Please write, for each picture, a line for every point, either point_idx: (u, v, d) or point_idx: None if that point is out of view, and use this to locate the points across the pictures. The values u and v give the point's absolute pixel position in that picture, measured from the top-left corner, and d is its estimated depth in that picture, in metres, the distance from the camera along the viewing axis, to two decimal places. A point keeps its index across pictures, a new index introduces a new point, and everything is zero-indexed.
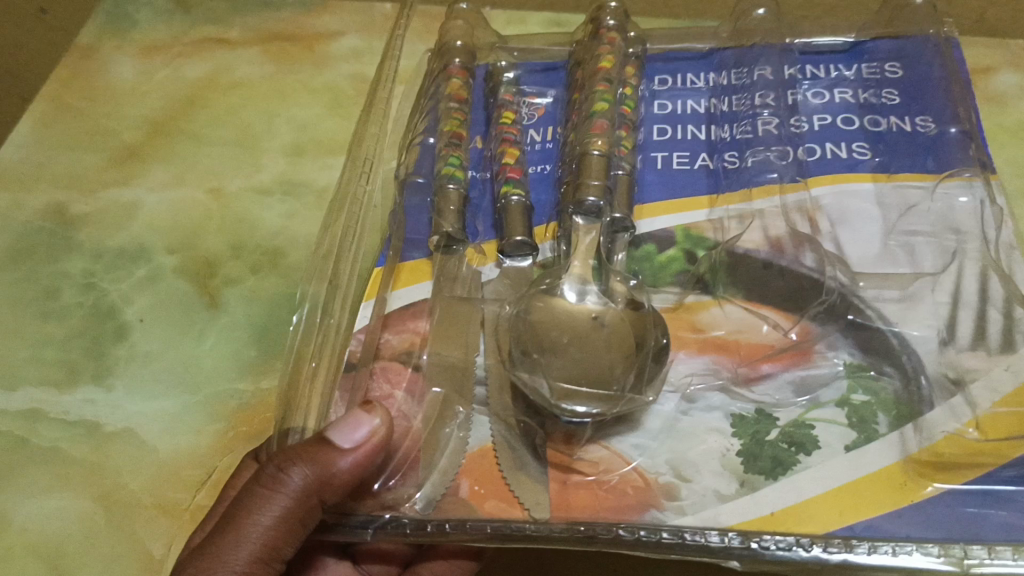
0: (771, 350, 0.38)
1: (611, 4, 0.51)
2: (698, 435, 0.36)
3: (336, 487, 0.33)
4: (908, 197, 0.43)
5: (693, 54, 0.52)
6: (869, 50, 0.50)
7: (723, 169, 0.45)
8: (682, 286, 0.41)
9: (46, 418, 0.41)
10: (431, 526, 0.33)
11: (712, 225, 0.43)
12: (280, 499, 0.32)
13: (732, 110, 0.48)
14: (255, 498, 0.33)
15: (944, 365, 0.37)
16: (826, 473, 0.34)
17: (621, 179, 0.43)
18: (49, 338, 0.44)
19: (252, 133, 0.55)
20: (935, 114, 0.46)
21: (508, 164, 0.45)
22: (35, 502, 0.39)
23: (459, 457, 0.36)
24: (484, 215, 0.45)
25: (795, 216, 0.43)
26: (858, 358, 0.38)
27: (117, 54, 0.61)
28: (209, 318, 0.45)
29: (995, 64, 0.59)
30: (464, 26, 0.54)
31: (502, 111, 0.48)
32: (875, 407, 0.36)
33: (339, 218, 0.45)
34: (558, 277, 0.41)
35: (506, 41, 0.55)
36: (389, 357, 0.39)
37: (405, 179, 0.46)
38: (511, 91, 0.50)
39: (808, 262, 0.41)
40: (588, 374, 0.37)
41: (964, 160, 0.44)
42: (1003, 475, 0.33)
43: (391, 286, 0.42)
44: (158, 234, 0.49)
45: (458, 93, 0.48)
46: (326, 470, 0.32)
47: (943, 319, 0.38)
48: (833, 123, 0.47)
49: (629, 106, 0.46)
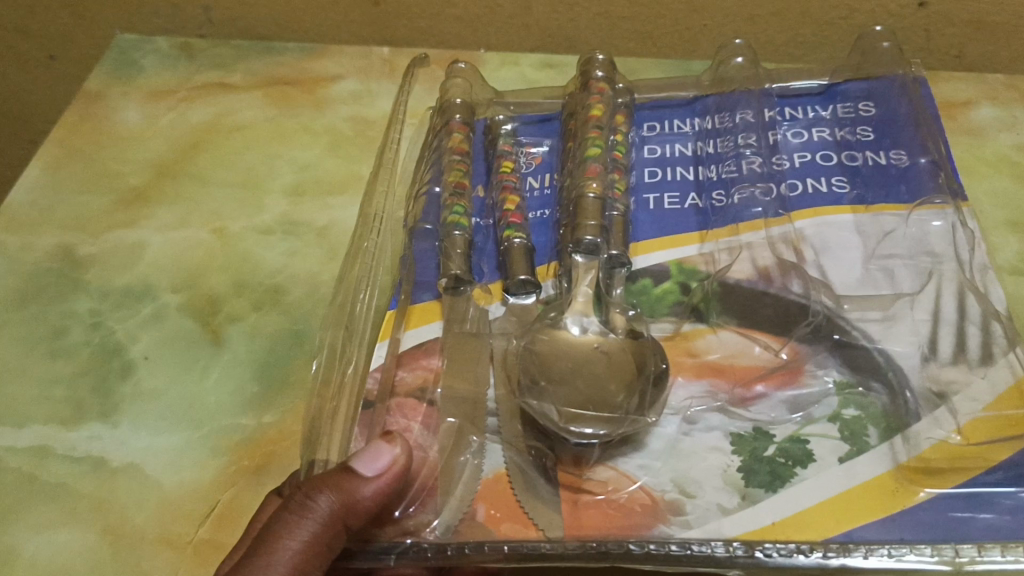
0: (762, 372, 0.39)
1: (599, 57, 0.53)
2: (696, 455, 0.37)
3: (360, 514, 0.34)
4: (885, 223, 0.45)
5: (678, 102, 0.54)
6: (841, 92, 0.52)
7: (711, 207, 0.47)
8: (677, 316, 0.42)
9: (54, 454, 0.42)
10: (450, 548, 0.34)
11: (703, 259, 0.44)
12: (308, 524, 0.33)
13: (717, 152, 0.50)
14: (283, 524, 0.34)
15: (926, 379, 0.38)
16: (821, 484, 0.35)
17: (616, 221, 0.45)
18: (57, 376, 0.46)
19: (254, 173, 0.57)
20: (907, 147, 0.48)
21: (508, 209, 0.46)
22: (44, 537, 0.40)
23: (475, 483, 0.36)
24: (489, 257, 0.46)
25: (781, 248, 0.44)
26: (844, 376, 0.39)
27: (124, 99, 0.63)
28: (211, 354, 0.47)
29: (973, 97, 0.60)
30: (463, 85, 0.56)
31: (501, 161, 0.49)
32: (864, 420, 0.37)
33: (352, 270, 0.48)
34: (562, 311, 0.42)
35: (503, 99, 0.57)
36: (404, 393, 0.40)
37: (414, 227, 0.48)
38: (509, 142, 0.51)
39: (795, 289, 0.42)
40: (593, 399, 0.38)
41: (934, 185, 0.46)
42: (989, 478, 0.34)
43: (402, 327, 0.43)
44: (163, 274, 0.51)
45: (459, 145, 0.50)
46: (350, 496, 0.34)
47: (923, 336, 0.40)
48: (813, 158, 0.49)
49: (620, 151, 0.48)
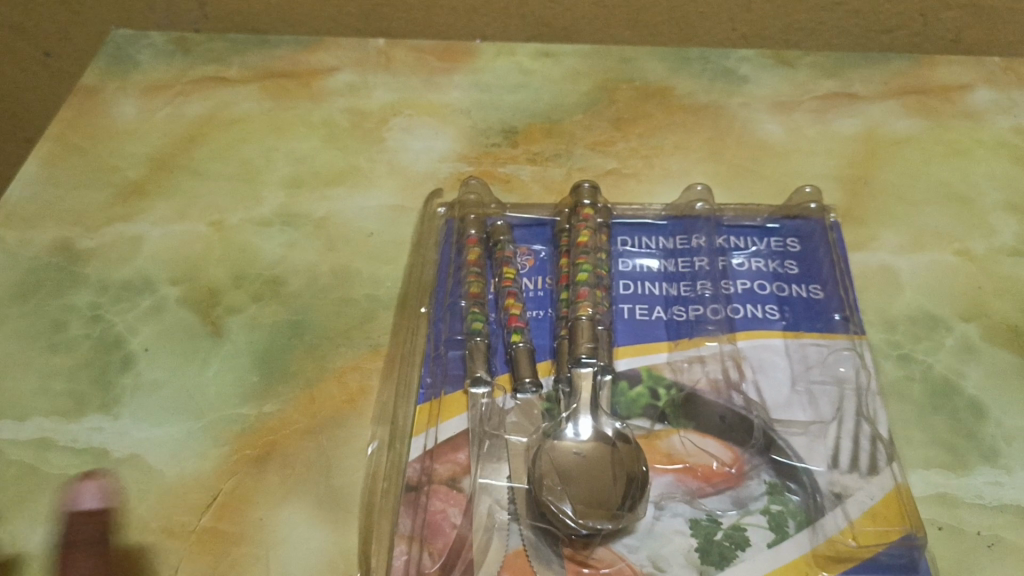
0: (713, 479, 0.39)
1: (585, 185, 0.49)
2: (667, 533, 0.38)
3: None
4: (811, 342, 0.44)
5: (651, 203, 0.52)
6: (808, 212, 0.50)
7: (675, 323, 0.45)
8: (652, 417, 0.42)
9: (55, 447, 0.43)
10: None
11: (669, 368, 0.43)
12: None
13: (678, 266, 0.47)
14: None
15: (832, 484, 0.39)
16: (749, 566, 0.36)
17: (604, 334, 0.43)
18: (57, 370, 0.46)
19: (252, 166, 0.57)
20: (829, 282, 0.46)
21: (512, 314, 0.44)
22: (46, 528, 0.40)
23: (500, 555, 0.37)
24: (497, 336, 0.45)
25: (725, 364, 0.43)
26: (771, 477, 0.39)
27: (121, 94, 0.63)
28: (212, 345, 0.47)
29: (971, 80, 0.60)
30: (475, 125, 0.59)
31: (493, 230, 0.48)
32: (786, 513, 0.38)
33: (353, 321, 0.48)
34: (560, 423, 0.41)
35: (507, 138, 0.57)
36: (438, 481, 0.40)
37: (423, 314, 0.47)
38: (495, 211, 0.50)
39: (736, 402, 0.42)
40: (596, 496, 0.39)
41: (845, 335, 0.44)
42: (891, 552, 0.36)
43: (438, 418, 0.42)
44: (161, 267, 0.51)
45: (461, 228, 0.49)
46: None
47: (842, 465, 0.39)
48: (763, 270, 0.47)
49: (606, 269, 0.46)
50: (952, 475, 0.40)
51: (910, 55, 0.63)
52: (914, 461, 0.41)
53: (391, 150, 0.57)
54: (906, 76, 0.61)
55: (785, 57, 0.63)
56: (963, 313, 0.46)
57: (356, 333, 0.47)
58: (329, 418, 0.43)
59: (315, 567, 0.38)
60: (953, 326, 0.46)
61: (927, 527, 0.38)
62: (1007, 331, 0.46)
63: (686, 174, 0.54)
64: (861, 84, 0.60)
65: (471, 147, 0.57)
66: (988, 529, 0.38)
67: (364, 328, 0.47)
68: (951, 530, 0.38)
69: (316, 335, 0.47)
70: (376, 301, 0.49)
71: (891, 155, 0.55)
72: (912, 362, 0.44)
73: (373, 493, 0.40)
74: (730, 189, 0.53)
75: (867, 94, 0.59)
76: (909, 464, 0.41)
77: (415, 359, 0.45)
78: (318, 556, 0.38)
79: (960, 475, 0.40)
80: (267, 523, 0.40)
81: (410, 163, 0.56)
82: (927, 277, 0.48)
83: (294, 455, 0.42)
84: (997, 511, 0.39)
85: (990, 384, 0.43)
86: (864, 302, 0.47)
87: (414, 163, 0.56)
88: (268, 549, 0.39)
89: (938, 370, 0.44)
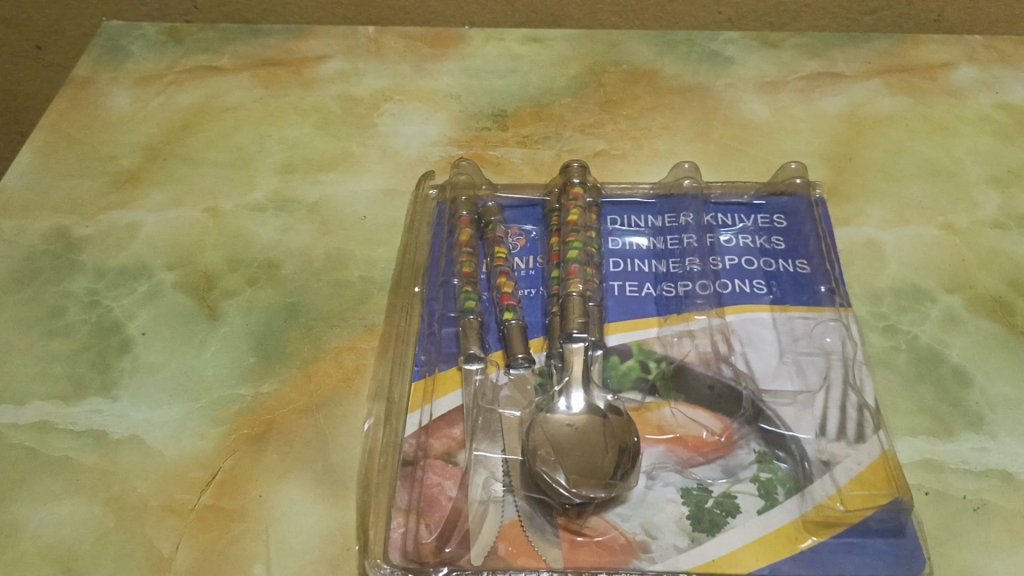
0: (704, 448, 0.40)
1: (575, 165, 0.50)
2: (659, 501, 0.38)
3: None
4: (798, 316, 0.44)
5: (639, 183, 0.53)
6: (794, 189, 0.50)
7: (665, 299, 0.46)
8: (643, 390, 0.43)
9: (56, 429, 0.43)
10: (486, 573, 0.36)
11: (660, 342, 0.44)
12: None
13: (668, 243, 0.48)
14: None
15: (820, 452, 0.40)
16: (740, 532, 0.37)
17: (594, 310, 0.44)
18: (56, 354, 0.46)
19: (245, 153, 0.58)
20: (815, 258, 0.47)
21: (505, 292, 0.45)
22: (48, 508, 0.40)
23: (496, 525, 0.38)
24: (490, 315, 0.45)
25: (714, 338, 0.44)
26: (760, 446, 0.40)
27: (113, 84, 0.63)
28: (209, 328, 0.47)
29: (953, 59, 0.61)
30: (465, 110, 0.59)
31: (484, 211, 0.49)
32: (775, 481, 0.39)
33: (348, 303, 0.48)
34: (552, 397, 0.42)
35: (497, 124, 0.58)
36: (434, 456, 0.40)
37: (417, 295, 0.48)
38: (486, 193, 0.51)
39: (726, 373, 0.43)
40: (587, 467, 0.39)
41: (831, 307, 0.45)
42: (878, 516, 0.37)
43: (433, 395, 0.42)
44: (157, 253, 0.51)
45: (452, 210, 0.50)
46: None
47: (829, 433, 0.40)
48: (751, 246, 0.48)
49: (596, 247, 0.46)
50: (938, 441, 0.41)
51: (893, 35, 0.63)
52: (901, 429, 0.42)
53: (383, 135, 0.58)
54: (890, 56, 0.61)
55: (770, 38, 0.64)
56: (947, 285, 0.47)
57: (351, 314, 0.48)
58: (325, 397, 0.44)
59: (315, 541, 0.39)
60: (937, 298, 0.47)
61: (914, 492, 0.39)
62: (990, 301, 0.47)
63: (674, 154, 0.55)
64: (845, 64, 0.61)
65: (462, 131, 0.58)
66: (974, 493, 0.39)
67: (359, 309, 0.48)
68: (937, 494, 0.39)
69: (312, 316, 0.48)
70: (370, 282, 0.49)
71: (875, 133, 0.56)
72: (898, 333, 0.45)
73: (370, 468, 0.41)
74: (718, 168, 0.54)
75: (852, 73, 0.60)
76: (896, 431, 0.41)
77: (409, 338, 0.45)
78: (317, 530, 0.39)
79: (946, 441, 0.41)
80: (266, 500, 0.40)
81: (401, 147, 0.57)
82: (912, 251, 0.49)
83: (291, 433, 0.43)
84: (982, 475, 0.40)
85: (975, 353, 0.44)
86: (850, 276, 0.48)
87: (406, 147, 0.57)
88: (268, 525, 0.39)
89: (923, 341, 0.45)
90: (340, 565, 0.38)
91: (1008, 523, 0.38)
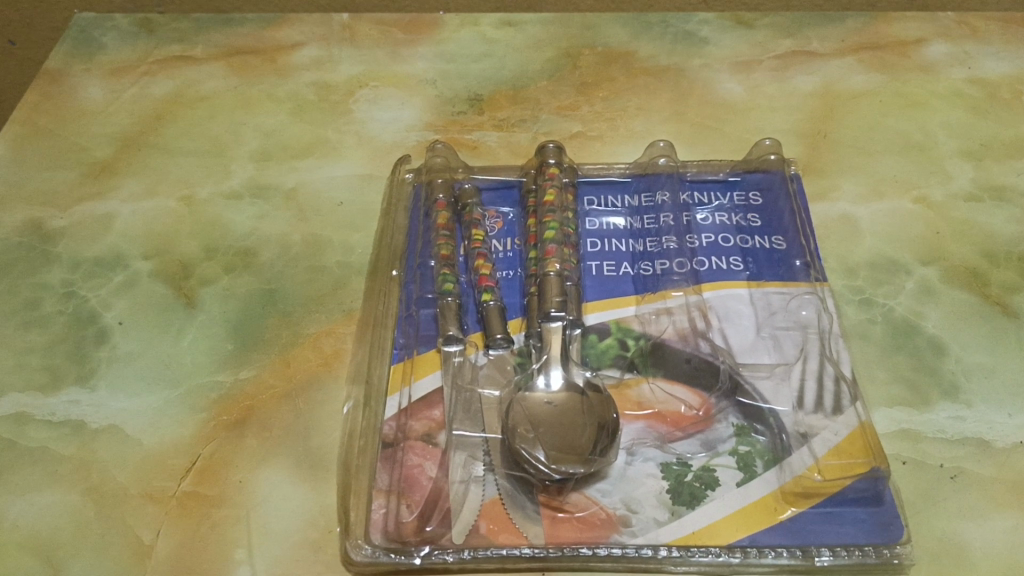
0: (682, 423, 0.40)
1: (551, 146, 0.50)
2: (639, 477, 0.38)
3: None
4: (775, 292, 0.45)
5: (616, 165, 0.53)
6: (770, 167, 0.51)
7: (643, 277, 0.46)
8: (621, 368, 0.43)
9: (33, 421, 0.43)
10: (467, 552, 0.36)
11: (639, 319, 0.44)
12: None
13: (645, 222, 0.48)
14: None
15: (799, 424, 0.40)
16: (719, 505, 0.37)
17: (572, 289, 0.44)
18: (32, 346, 0.46)
19: (220, 142, 0.57)
20: (791, 234, 0.47)
21: (483, 274, 0.45)
22: (27, 499, 0.40)
23: (477, 504, 0.38)
24: (468, 297, 0.45)
25: (691, 315, 0.44)
26: (738, 420, 0.40)
27: (86, 75, 0.63)
28: (186, 316, 0.47)
29: (925, 35, 0.62)
30: (441, 96, 0.59)
31: (461, 194, 0.49)
32: (754, 454, 0.39)
33: (326, 289, 0.48)
34: (531, 374, 0.42)
35: (473, 108, 0.58)
36: (414, 438, 0.40)
37: (395, 279, 0.47)
38: (463, 177, 0.51)
39: (703, 349, 0.43)
40: (567, 444, 0.39)
41: (807, 281, 0.45)
42: (856, 487, 0.37)
43: (412, 378, 0.42)
44: (133, 243, 0.51)
45: (430, 192, 0.49)
46: None
47: (807, 405, 0.41)
48: (728, 224, 0.48)
49: (573, 227, 0.46)
50: (915, 411, 0.41)
51: (866, 12, 0.64)
52: (878, 400, 0.42)
53: (359, 121, 0.58)
54: (863, 33, 0.62)
55: (744, 18, 0.64)
56: (922, 258, 0.48)
57: (329, 299, 0.48)
58: (305, 381, 0.44)
59: (295, 526, 0.39)
60: (912, 270, 0.47)
61: (892, 462, 0.39)
62: (964, 273, 0.47)
63: (650, 134, 0.55)
64: (819, 42, 0.61)
65: (438, 116, 0.58)
66: (951, 461, 0.39)
67: (337, 294, 0.48)
68: (915, 463, 0.39)
69: (290, 302, 0.48)
70: (348, 268, 0.49)
71: (849, 109, 0.56)
72: (873, 306, 0.45)
73: (351, 451, 0.41)
74: (693, 148, 0.54)
75: (825, 51, 0.60)
76: (874, 402, 0.42)
77: (388, 322, 0.45)
78: (298, 514, 0.39)
79: (923, 411, 0.41)
80: (247, 485, 0.40)
81: (377, 133, 0.57)
82: (886, 225, 0.49)
83: (271, 419, 0.43)
84: (958, 443, 0.40)
85: (949, 323, 0.45)
86: (825, 251, 0.48)
87: (381, 133, 0.57)
88: (249, 510, 0.39)
89: (899, 313, 0.45)
90: (322, 548, 0.38)
91: (984, 490, 0.38)
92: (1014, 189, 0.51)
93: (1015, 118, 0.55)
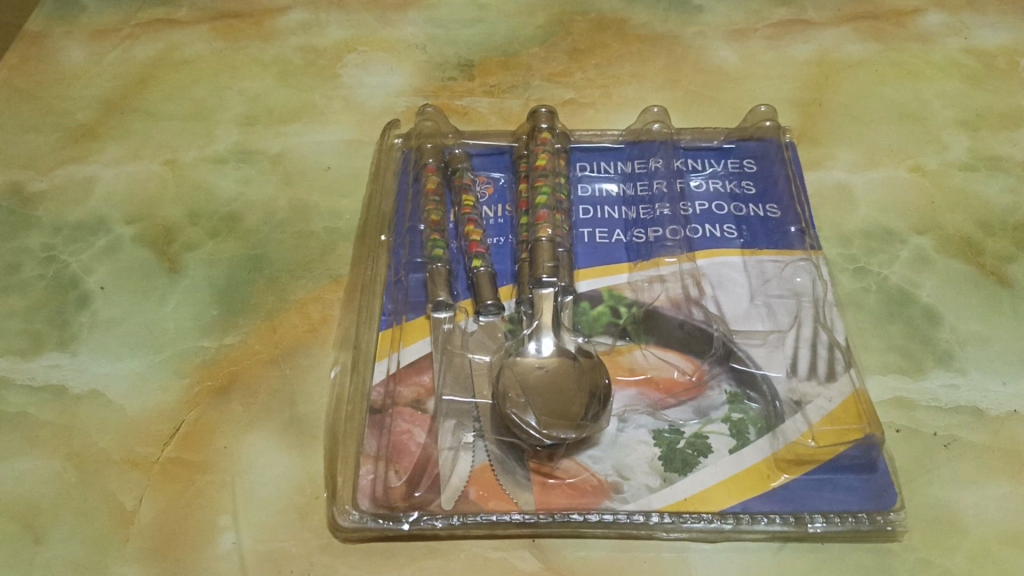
0: (675, 391, 0.40)
1: (542, 110, 0.49)
2: (631, 443, 0.38)
3: None
4: (769, 261, 0.44)
5: (609, 132, 0.52)
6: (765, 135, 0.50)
7: (636, 244, 0.45)
8: (614, 335, 0.42)
9: (12, 385, 0.42)
10: (456, 518, 0.36)
11: (631, 286, 0.43)
12: None
13: (638, 189, 0.47)
14: None
15: (793, 392, 0.39)
16: (711, 471, 0.37)
17: (564, 255, 0.43)
18: (12, 310, 0.45)
19: (205, 106, 0.56)
20: (786, 202, 0.46)
21: (473, 239, 0.44)
22: (6, 465, 0.39)
23: (467, 470, 0.37)
24: (458, 263, 0.44)
25: (685, 282, 0.43)
26: (732, 387, 0.40)
27: (67, 38, 0.61)
28: (170, 282, 0.46)
29: (922, 5, 0.61)
30: (431, 61, 0.58)
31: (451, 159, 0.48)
32: (747, 422, 0.39)
33: (313, 254, 0.47)
34: (522, 339, 0.41)
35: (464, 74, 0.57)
36: (403, 404, 0.40)
37: (384, 245, 0.46)
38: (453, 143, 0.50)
39: (697, 316, 0.42)
40: (558, 410, 0.39)
41: (802, 249, 0.45)
42: (849, 454, 0.37)
43: (401, 344, 0.42)
44: (115, 207, 0.50)
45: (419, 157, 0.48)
46: None
47: (800, 373, 0.40)
48: (722, 191, 0.47)
49: (564, 193, 0.45)
50: (909, 379, 0.41)
51: None
52: (872, 367, 0.41)
53: (347, 87, 0.57)
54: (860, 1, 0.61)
55: None
56: (917, 227, 0.47)
57: (316, 265, 0.47)
58: (291, 347, 0.43)
59: (282, 492, 0.38)
60: (907, 239, 0.47)
61: (886, 430, 0.39)
62: (959, 242, 0.47)
63: (642, 101, 0.55)
64: (815, 11, 0.60)
65: (428, 82, 0.57)
66: (944, 429, 0.39)
67: (324, 260, 0.47)
68: (908, 431, 0.39)
69: (276, 268, 0.47)
70: (335, 233, 0.48)
71: (844, 78, 0.56)
72: (868, 275, 0.45)
73: (338, 417, 0.40)
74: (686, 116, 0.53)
75: (821, 19, 0.59)
76: (867, 370, 0.41)
77: (376, 288, 0.44)
78: (285, 480, 0.38)
79: (917, 379, 0.41)
80: (231, 451, 0.39)
81: (366, 99, 0.56)
82: (881, 194, 0.49)
83: (256, 384, 0.42)
84: (952, 411, 0.40)
85: (943, 292, 0.44)
86: (819, 219, 0.47)
87: (370, 98, 0.56)
88: (234, 476, 0.39)
89: (894, 281, 0.45)
90: (309, 514, 0.37)
91: (977, 457, 0.38)
92: (1009, 159, 0.51)
93: (1011, 89, 0.55)
